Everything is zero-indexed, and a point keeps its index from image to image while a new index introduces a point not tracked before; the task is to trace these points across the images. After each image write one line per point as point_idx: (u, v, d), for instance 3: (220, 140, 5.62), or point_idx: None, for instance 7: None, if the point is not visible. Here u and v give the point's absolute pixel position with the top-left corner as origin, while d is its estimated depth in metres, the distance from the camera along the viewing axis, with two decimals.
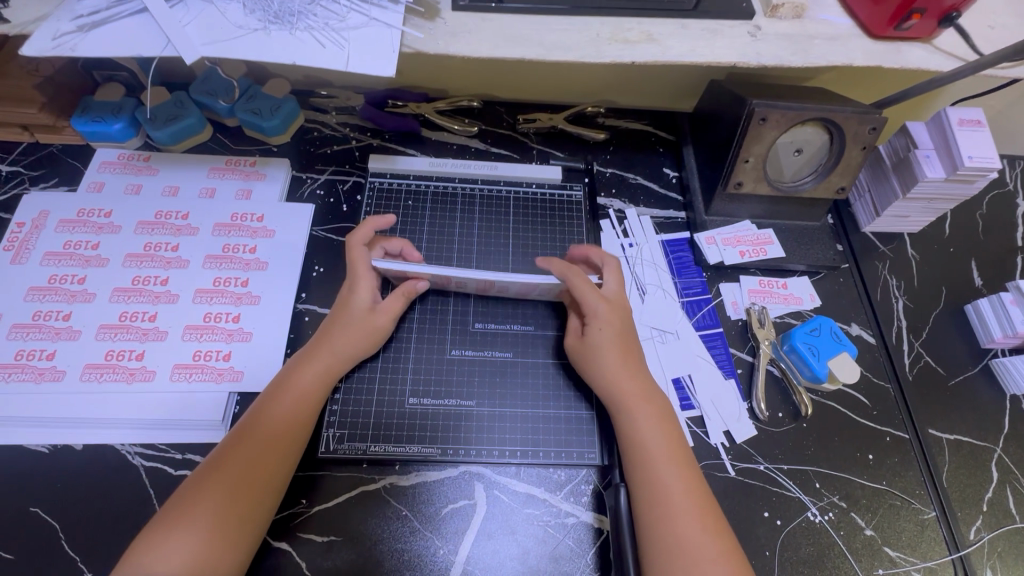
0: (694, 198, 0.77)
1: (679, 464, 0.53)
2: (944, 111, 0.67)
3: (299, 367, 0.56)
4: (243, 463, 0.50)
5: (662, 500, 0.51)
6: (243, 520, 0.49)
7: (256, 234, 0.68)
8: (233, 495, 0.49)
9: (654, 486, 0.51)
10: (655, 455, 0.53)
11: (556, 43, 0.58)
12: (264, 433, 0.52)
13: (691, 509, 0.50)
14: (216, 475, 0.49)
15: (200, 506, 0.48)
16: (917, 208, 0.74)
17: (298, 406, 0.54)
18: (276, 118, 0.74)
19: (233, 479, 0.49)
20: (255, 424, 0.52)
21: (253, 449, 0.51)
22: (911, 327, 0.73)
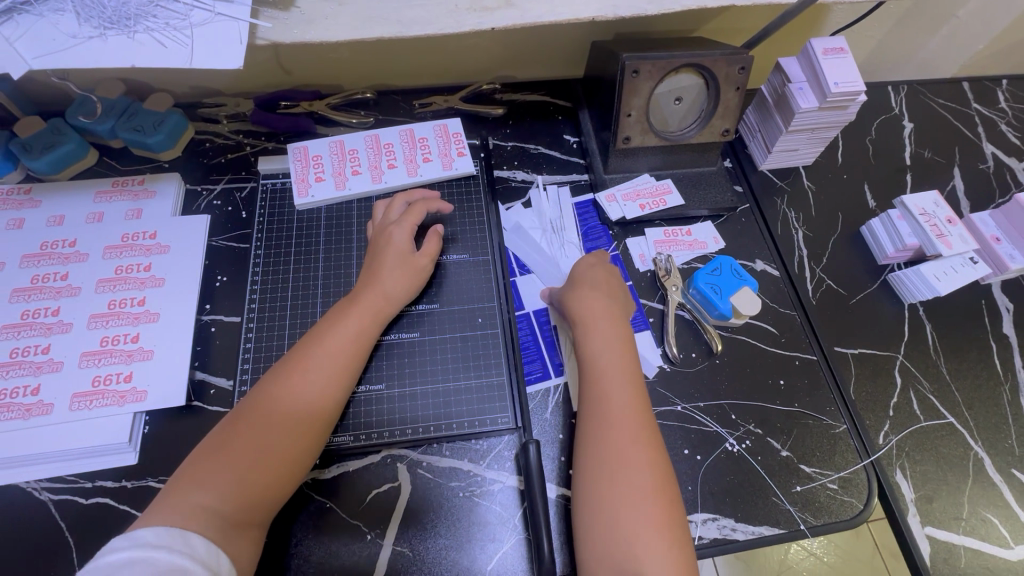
0: (593, 159, 0.78)
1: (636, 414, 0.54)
2: (810, 43, 0.70)
3: (321, 334, 0.57)
4: (264, 427, 0.51)
5: (608, 446, 0.52)
6: (250, 508, 0.48)
7: (150, 251, 0.67)
8: (254, 455, 0.49)
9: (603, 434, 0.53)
10: (611, 404, 0.54)
11: (415, 19, 0.58)
12: (287, 396, 0.53)
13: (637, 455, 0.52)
14: (219, 458, 0.49)
15: (209, 482, 0.47)
16: (804, 140, 0.77)
17: (325, 372, 0.55)
18: (160, 133, 0.73)
19: (253, 442, 0.50)
20: (265, 410, 0.52)
21: (262, 437, 0.50)
22: (812, 254, 0.76)
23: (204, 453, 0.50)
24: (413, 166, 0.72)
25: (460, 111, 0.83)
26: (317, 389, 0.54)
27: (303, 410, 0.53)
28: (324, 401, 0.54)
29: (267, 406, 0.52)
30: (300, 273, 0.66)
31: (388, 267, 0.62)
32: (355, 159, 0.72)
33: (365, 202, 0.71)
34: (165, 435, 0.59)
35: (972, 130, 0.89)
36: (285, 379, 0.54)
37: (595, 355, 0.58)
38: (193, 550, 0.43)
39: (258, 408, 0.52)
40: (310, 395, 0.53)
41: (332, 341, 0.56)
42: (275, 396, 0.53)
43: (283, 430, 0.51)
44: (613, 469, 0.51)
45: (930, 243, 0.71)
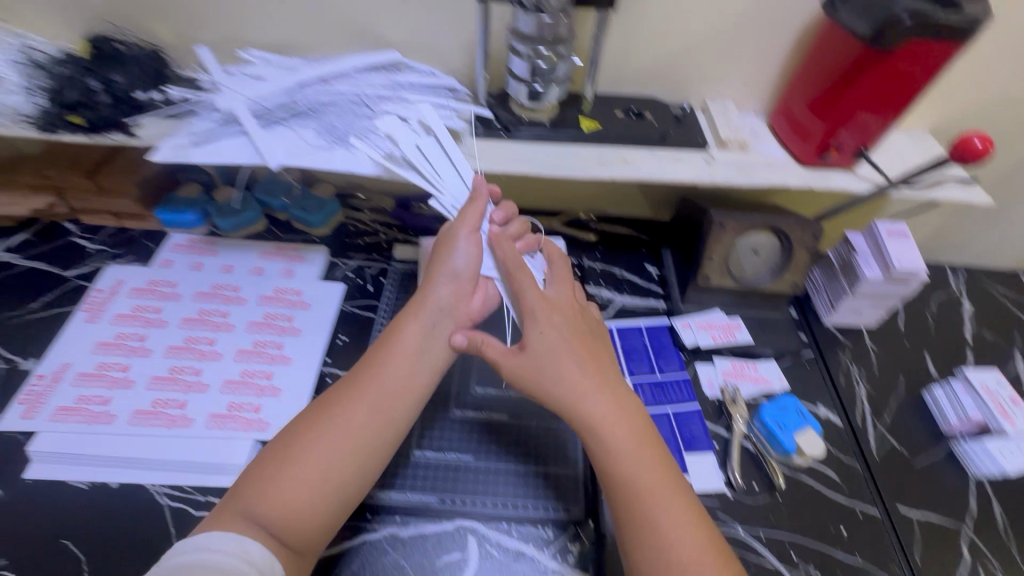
0: (671, 290, 0.89)
1: (640, 444, 0.57)
2: (875, 224, 0.81)
3: (375, 364, 0.61)
4: (314, 443, 0.55)
5: (631, 484, 0.55)
6: (301, 530, 0.53)
7: (293, 305, 0.80)
8: (298, 464, 0.54)
9: (632, 474, 0.55)
10: (614, 444, 0.56)
11: (551, 163, 0.74)
12: (342, 421, 0.57)
13: (658, 493, 0.54)
14: (273, 479, 0.53)
15: (261, 497, 0.52)
16: (867, 304, 0.85)
17: (370, 403, 0.58)
18: (320, 213, 0.91)
19: (298, 455, 0.55)
20: (304, 445, 0.55)
21: (313, 468, 0.54)
22: (874, 410, 0.80)
23: (244, 483, 0.54)
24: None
25: (558, 232, 0.98)
26: (358, 426, 0.57)
27: (341, 445, 0.56)
28: (364, 437, 0.57)
29: (305, 443, 0.56)
30: None
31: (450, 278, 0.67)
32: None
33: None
34: None
35: None
36: (324, 414, 0.57)
37: (589, 400, 0.58)
38: (256, 561, 0.49)
39: (299, 446, 0.55)
40: (350, 431, 0.57)
41: (392, 365, 0.61)
42: (315, 433, 0.56)
43: (319, 468, 0.54)
44: (652, 507, 0.53)
45: (993, 419, 0.74)
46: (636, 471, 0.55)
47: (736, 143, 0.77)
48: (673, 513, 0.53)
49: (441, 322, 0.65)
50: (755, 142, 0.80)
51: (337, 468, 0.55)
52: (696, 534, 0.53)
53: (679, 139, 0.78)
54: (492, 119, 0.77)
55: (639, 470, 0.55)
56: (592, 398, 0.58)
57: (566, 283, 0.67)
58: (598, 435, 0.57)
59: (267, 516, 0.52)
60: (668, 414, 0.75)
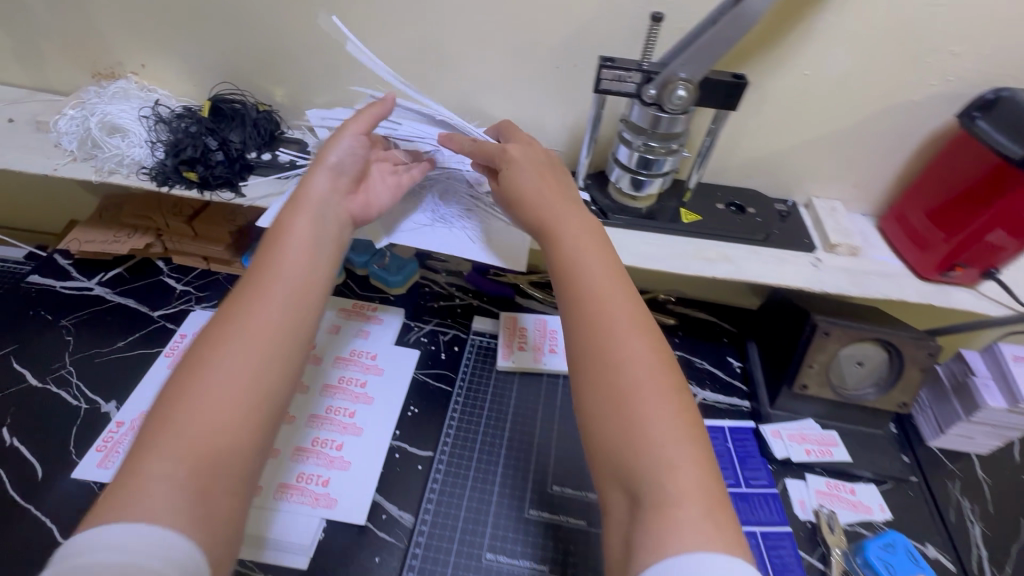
0: (758, 390, 0.83)
1: (642, 332, 0.49)
2: (996, 346, 0.75)
3: (278, 254, 0.53)
4: (227, 352, 0.47)
5: (613, 383, 0.47)
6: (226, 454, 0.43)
7: (367, 370, 0.78)
8: (219, 376, 0.45)
9: (613, 374, 0.47)
10: (615, 368, 0.47)
11: (649, 255, 0.71)
12: (247, 321, 0.48)
13: (652, 372, 0.47)
14: (191, 393, 0.44)
15: (169, 427, 0.42)
16: (983, 432, 0.77)
17: (290, 300, 0.51)
18: (400, 273, 0.91)
19: (216, 366, 0.46)
20: (218, 343, 0.47)
21: (231, 364, 0.46)
22: (992, 557, 0.71)
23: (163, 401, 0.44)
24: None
25: None
26: (275, 310, 0.50)
27: (253, 339, 0.48)
28: (283, 313, 0.50)
29: (223, 337, 0.47)
30: (489, 426, 0.73)
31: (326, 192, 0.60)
32: (553, 339, 0.83)
33: (553, 377, 0.79)
34: (337, 550, 0.63)
35: None
36: (232, 318, 0.49)
37: (570, 244, 0.56)
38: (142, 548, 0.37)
39: (208, 357, 0.46)
40: (268, 321, 0.49)
41: (296, 265, 0.53)
42: (224, 326, 0.48)
43: (240, 365, 0.46)
44: (633, 400, 0.46)
45: None
46: (625, 354, 0.48)
47: (846, 248, 0.73)
48: (660, 407, 0.45)
49: (329, 213, 0.59)
50: (866, 248, 0.75)
51: (250, 365, 0.47)
52: (685, 443, 0.44)
53: (783, 238, 0.74)
54: (589, 202, 0.76)
55: (624, 366, 0.47)
56: (621, 317, 0.50)
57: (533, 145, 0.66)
58: (591, 313, 0.50)
59: (174, 442, 0.42)
60: (757, 535, 0.69)
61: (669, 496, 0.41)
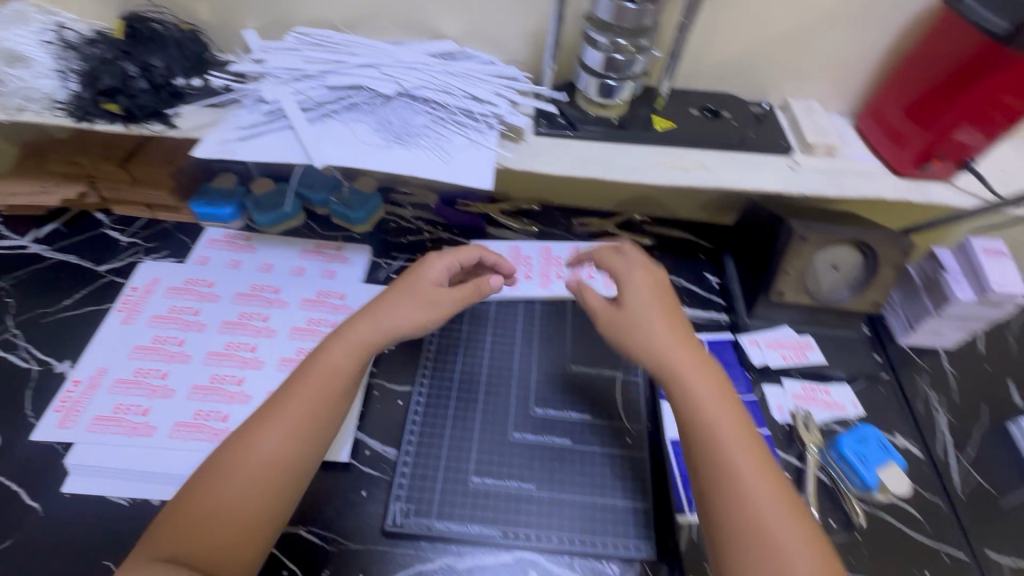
0: (735, 302, 0.83)
1: (724, 399, 0.55)
2: (969, 242, 0.75)
3: (334, 344, 0.58)
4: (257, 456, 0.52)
5: (710, 434, 0.53)
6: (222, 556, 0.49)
7: (337, 310, 0.75)
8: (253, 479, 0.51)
9: (705, 424, 0.53)
10: (717, 434, 0.52)
11: (623, 167, 0.67)
12: (296, 412, 0.54)
13: (737, 439, 0.52)
14: (200, 494, 0.50)
15: (205, 511, 0.49)
16: (951, 326, 0.79)
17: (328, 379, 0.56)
18: (362, 210, 0.86)
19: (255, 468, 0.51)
20: (229, 450, 0.52)
21: (239, 473, 0.51)
22: (957, 441, 0.74)
23: (180, 497, 0.51)
24: (578, 280, 0.78)
25: (612, 235, 0.92)
26: (303, 418, 0.54)
27: (284, 444, 0.53)
28: (314, 420, 0.55)
29: (242, 438, 0.53)
30: (467, 356, 0.72)
31: (404, 298, 0.61)
32: (528, 265, 0.80)
33: (528, 305, 0.77)
34: (321, 486, 0.62)
35: None
36: (264, 419, 0.54)
37: (686, 374, 0.56)
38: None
39: (230, 451, 0.52)
40: (297, 427, 0.54)
41: (343, 354, 0.58)
42: (248, 429, 0.53)
43: (264, 472, 0.52)
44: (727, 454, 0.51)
45: None
46: (712, 414, 0.54)
47: (823, 148, 0.70)
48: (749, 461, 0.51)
49: (397, 311, 0.60)
50: (843, 147, 0.73)
51: (271, 471, 0.52)
52: (795, 520, 0.49)
53: (759, 142, 0.71)
54: (555, 115, 0.71)
55: (706, 419, 0.53)
56: (719, 410, 0.54)
57: (646, 259, 0.66)
58: (682, 386, 0.56)
59: (200, 529, 0.49)
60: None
61: (758, 512, 0.49)
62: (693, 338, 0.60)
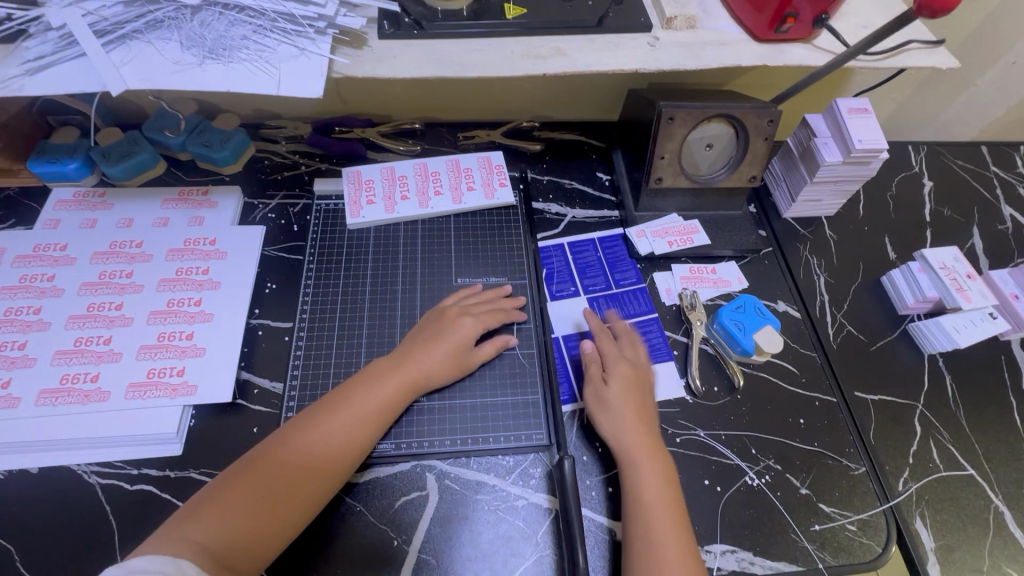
0: (624, 197, 0.83)
1: (638, 415, 0.61)
2: (835, 102, 0.75)
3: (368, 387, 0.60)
4: (278, 471, 0.53)
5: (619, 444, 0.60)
6: (247, 555, 0.49)
7: (208, 256, 0.72)
8: (268, 497, 0.51)
9: (620, 444, 0.60)
10: (638, 452, 0.59)
11: (474, 62, 0.64)
12: (329, 432, 0.56)
13: (667, 509, 0.56)
14: (242, 487, 0.52)
15: (237, 508, 0.50)
16: (827, 191, 0.81)
17: (365, 419, 0.58)
18: (225, 149, 0.79)
19: (274, 481, 0.52)
20: (299, 453, 0.54)
21: (279, 474, 0.53)
22: (833, 300, 0.78)
23: (222, 481, 0.52)
24: (457, 194, 0.79)
25: (500, 145, 0.89)
26: (343, 436, 0.56)
27: (312, 464, 0.54)
28: (346, 444, 0.56)
29: (292, 442, 0.55)
30: (348, 284, 0.72)
31: (437, 347, 0.63)
32: (405, 185, 0.79)
33: (411, 225, 0.77)
34: (208, 430, 0.62)
35: (991, 192, 0.93)
36: (300, 436, 0.55)
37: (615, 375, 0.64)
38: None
39: (276, 448, 0.54)
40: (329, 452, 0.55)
41: (385, 391, 0.60)
42: (301, 435, 0.55)
43: (293, 487, 0.53)
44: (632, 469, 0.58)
45: (950, 296, 0.74)
46: (621, 433, 0.60)
47: (682, 20, 0.68)
48: (656, 471, 0.58)
49: (427, 364, 0.62)
50: (705, 18, 0.70)
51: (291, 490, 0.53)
52: None
53: (619, 21, 0.68)
54: (401, 14, 0.65)
55: (617, 435, 0.60)
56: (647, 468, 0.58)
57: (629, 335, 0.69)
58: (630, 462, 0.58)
59: (219, 529, 0.49)
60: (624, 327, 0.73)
61: None
62: (655, 429, 0.62)
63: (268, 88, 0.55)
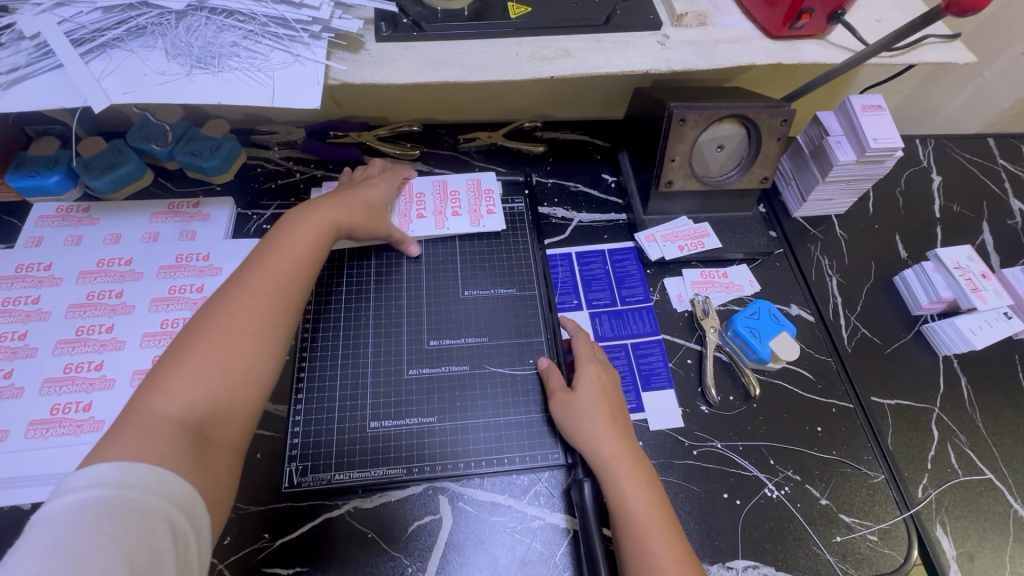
0: (632, 200, 0.80)
1: (611, 420, 0.58)
2: (848, 100, 0.73)
3: (289, 231, 0.59)
4: (225, 328, 0.50)
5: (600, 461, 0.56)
6: (226, 419, 0.47)
7: (202, 272, 0.68)
8: (227, 353, 0.49)
9: (597, 456, 0.56)
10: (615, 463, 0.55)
11: (477, 65, 0.60)
12: (271, 283, 0.54)
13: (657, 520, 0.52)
14: (194, 352, 0.48)
15: (194, 374, 0.47)
16: (839, 190, 0.79)
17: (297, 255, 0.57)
18: (215, 157, 0.75)
19: (226, 334, 0.49)
20: (239, 311, 0.51)
21: (222, 328, 0.50)
22: (846, 302, 0.77)
23: (171, 355, 0.48)
24: (441, 219, 0.75)
25: (502, 147, 0.86)
26: (284, 278, 0.55)
27: (259, 316, 0.51)
28: (291, 288, 0.55)
29: (221, 313, 0.51)
30: (351, 301, 0.69)
31: (356, 196, 0.67)
32: None
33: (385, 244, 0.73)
34: None
35: (999, 186, 0.92)
36: (235, 291, 0.52)
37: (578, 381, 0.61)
38: (169, 494, 0.40)
39: (197, 336, 0.49)
40: (275, 298, 0.53)
41: (315, 228, 0.60)
42: (230, 305, 0.51)
43: (246, 341, 0.50)
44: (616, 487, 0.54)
45: (965, 296, 0.72)
46: (600, 445, 0.56)
47: (693, 17, 0.65)
48: (635, 480, 0.54)
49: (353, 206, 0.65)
50: (716, 14, 0.67)
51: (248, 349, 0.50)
52: None
53: (627, 18, 0.65)
54: (399, 15, 0.61)
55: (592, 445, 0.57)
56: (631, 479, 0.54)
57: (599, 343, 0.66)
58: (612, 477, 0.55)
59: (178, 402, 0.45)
60: (627, 346, 0.70)
61: None
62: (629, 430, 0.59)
63: (263, 99, 0.52)
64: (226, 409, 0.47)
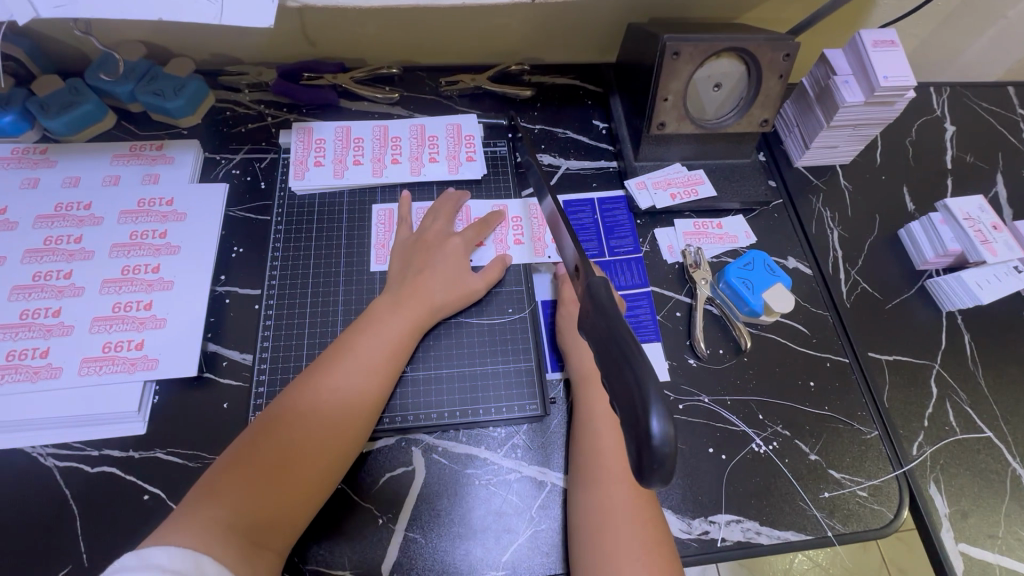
0: (623, 146, 0.75)
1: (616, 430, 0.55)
2: (859, 35, 0.67)
3: (371, 326, 0.56)
4: (294, 436, 0.48)
5: (602, 465, 0.52)
6: (279, 522, 0.45)
7: (166, 218, 0.65)
8: (285, 468, 0.47)
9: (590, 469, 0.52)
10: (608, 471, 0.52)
11: None
12: (342, 394, 0.51)
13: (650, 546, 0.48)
14: (257, 454, 0.47)
15: (259, 479, 0.46)
16: (844, 136, 0.74)
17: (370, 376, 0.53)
18: (180, 98, 0.71)
19: (290, 443, 0.48)
20: (315, 411, 0.50)
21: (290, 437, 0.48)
22: (847, 256, 0.73)
23: (240, 447, 0.47)
24: (502, 247, 0.67)
25: (487, 91, 0.80)
26: (360, 387, 0.52)
27: (327, 419, 0.50)
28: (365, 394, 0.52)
29: (294, 414, 0.50)
30: (321, 248, 0.66)
31: (434, 276, 0.61)
32: (360, 149, 0.71)
33: (361, 193, 0.70)
34: (174, 406, 0.57)
35: (1016, 136, 0.87)
36: (317, 379, 0.52)
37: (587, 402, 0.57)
38: None
39: (280, 424, 0.49)
40: (345, 409, 0.51)
41: (397, 328, 0.57)
42: (304, 398, 0.51)
43: (318, 437, 0.49)
44: (590, 547, 0.49)
45: (973, 249, 0.68)
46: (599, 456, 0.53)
47: None
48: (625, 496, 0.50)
49: (438, 296, 0.60)
50: None
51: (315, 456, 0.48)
52: None
53: None
54: None
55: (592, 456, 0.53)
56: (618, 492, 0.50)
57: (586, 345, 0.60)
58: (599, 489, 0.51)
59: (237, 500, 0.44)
60: None
61: None
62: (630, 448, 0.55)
63: (213, 16, 0.47)
64: (282, 510, 0.46)
